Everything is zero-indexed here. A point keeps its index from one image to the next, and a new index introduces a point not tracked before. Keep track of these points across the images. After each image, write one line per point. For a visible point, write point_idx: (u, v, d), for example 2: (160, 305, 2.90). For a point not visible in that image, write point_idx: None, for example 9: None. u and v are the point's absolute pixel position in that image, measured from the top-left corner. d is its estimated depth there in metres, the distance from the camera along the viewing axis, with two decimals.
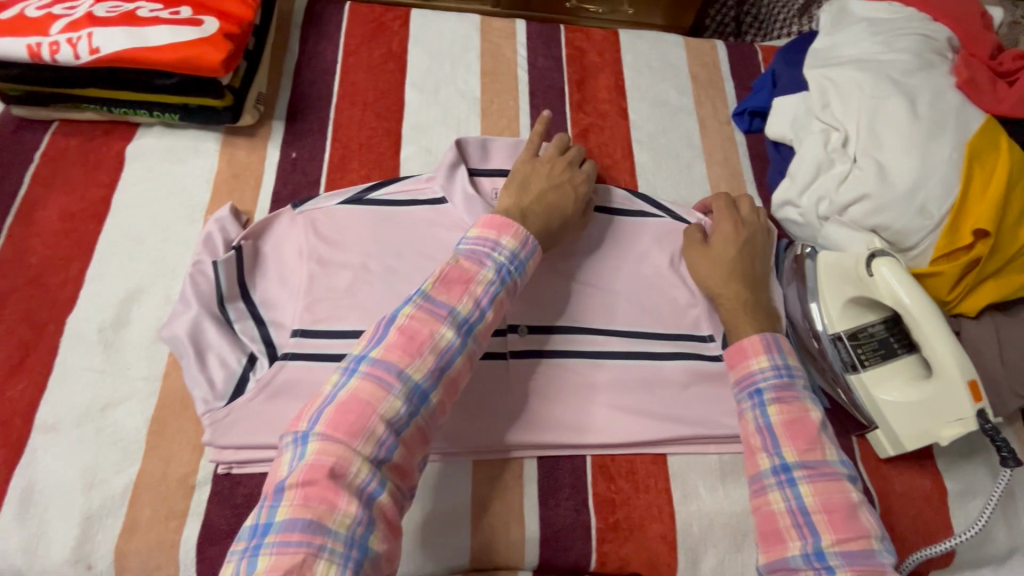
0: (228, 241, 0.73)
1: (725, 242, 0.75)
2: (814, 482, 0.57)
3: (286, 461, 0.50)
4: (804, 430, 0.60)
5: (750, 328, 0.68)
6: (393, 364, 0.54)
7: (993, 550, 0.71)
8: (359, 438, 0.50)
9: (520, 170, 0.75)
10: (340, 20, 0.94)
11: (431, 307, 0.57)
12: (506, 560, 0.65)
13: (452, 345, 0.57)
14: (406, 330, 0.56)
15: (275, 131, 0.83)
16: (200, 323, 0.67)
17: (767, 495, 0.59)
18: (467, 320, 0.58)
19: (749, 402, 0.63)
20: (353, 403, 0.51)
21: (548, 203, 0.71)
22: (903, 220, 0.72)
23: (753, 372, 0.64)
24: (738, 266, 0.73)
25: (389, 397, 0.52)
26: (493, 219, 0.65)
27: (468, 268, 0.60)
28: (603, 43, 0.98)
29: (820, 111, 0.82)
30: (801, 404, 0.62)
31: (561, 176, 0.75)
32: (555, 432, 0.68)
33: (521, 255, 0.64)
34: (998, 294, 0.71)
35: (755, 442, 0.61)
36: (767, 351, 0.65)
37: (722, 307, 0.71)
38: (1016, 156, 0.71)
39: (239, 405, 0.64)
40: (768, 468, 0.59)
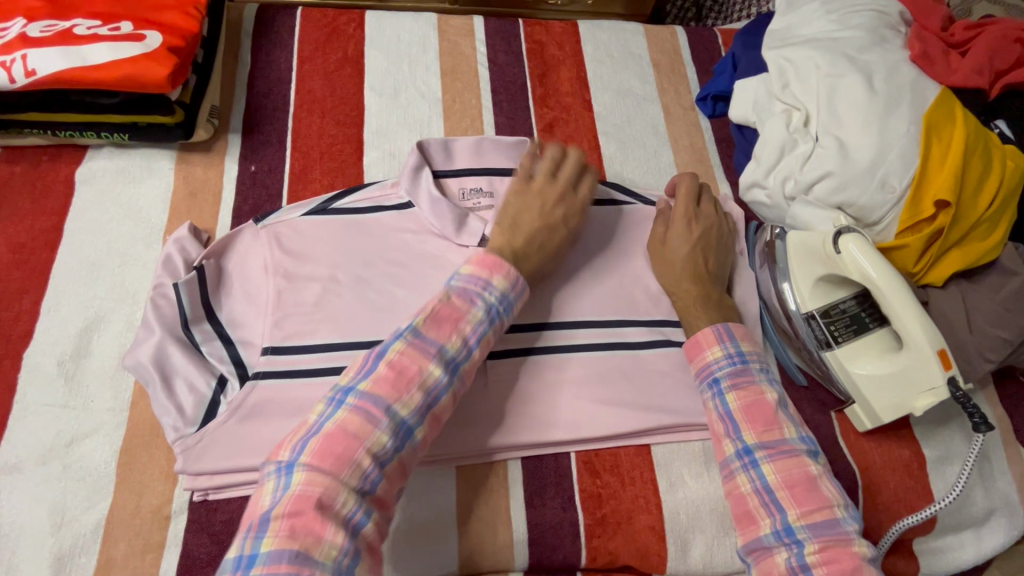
0: (189, 261, 0.71)
1: (681, 234, 0.75)
2: (775, 461, 0.59)
3: (269, 491, 0.49)
4: (760, 412, 0.61)
5: (704, 321, 0.69)
6: (380, 399, 0.53)
7: (973, 512, 0.72)
8: (345, 472, 0.49)
9: (511, 207, 0.72)
10: (293, 27, 0.92)
11: (421, 344, 0.56)
12: (496, 563, 0.64)
13: (440, 382, 0.56)
14: (396, 365, 0.55)
15: (232, 144, 0.81)
16: (164, 348, 0.65)
17: (735, 479, 0.60)
18: (455, 359, 0.58)
19: (709, 392, 0.64)
20: (340, 436, 0.50)
21: (539, 239, 0.70)
22: (866, 195, 0.73)
23: (709, 362, 0.66)
24: (692, 258, 0.73)
25: (376, 432, 0.52)
26: (484, 257, 0.64)
27: (459, 306, 0.60)
28: (562, 35, 0.97)
29: (780, 92, 0.82)
30: (756, 387, 0.63)
31: (552, 204, 0.73)
32: (539, 432, 0.67)
33: (511, 296, 0.64)
34: (963, 262, 0.72)
35: (718, 429, 0.62)
36: (720, 340, 0.66)
37: (681, 300, 0.72)
38: (972, 125, 0.72)
39: (211, 429, 0.63)
40: (733, 452, 0.61)
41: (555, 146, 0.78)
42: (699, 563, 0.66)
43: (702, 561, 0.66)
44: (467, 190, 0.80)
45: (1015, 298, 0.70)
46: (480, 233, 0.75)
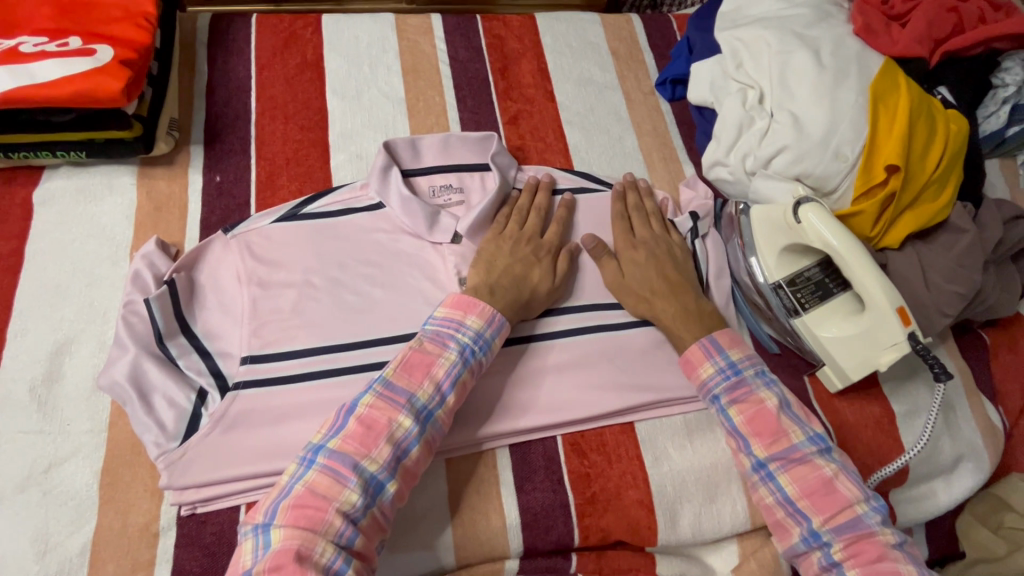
0: (159, 276, 0.70)
1: (632, 261, 0.75)
2: (790, 472, 0.62)
3: (248, 551, 0.52)
4: (764, 424, 0.64)
5: (687, 333, 0.70)
6: (348, 457, 0.55)
7: (942, 460, 0.76)
8: (320, 533, 0.51)
9: (486, 250, 0.73)
10: (248, 35, 0.91)
11: (390, 395, 0.58)
12: (491, 551, 0.65)
13: (410, 433, 0.58)
14: (365, 420, 0.57)
15: (194, 155, 0.80)
16: (140, 365, 0.64)
17: (757, 491, 0.64)
18: (426, 406, 0.59)
19: (712, 408, 0.67)
20: (310, 497, 0.53)
21: (515, 276, 0.71)
22: (822, 165, 0.76)
23: (705, 381, 0.67)
24: (655, 280, 0.73)
25: (346, 491, 0.53)
26: (459, 298, 0.66)
27: (430, 352, 0.61)
28: (520, 28, 0.98)
29: (735, 72, 0.84)
30: (754, 397, 0.65)
31: (526, 244, 0.74)
32: (525, 419, 0.68)
33: (486, 333, 0.65)
34: (917, 223, 0.75)
35: (732, 445, 0.66)
36: (710, 355, 0.68)
37: (661, 314, 0.72)
38: (915, 92, 0.76)
39: (194, 442, 0.62)
40: (750, 466, 0.64)
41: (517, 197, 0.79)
42: (689, 532, 0.68)
43: (691, 529, 0.68)
44: (436, 187, 0.81)
45: (966, 254, 0.74)
46: (453, 230, 0.76)
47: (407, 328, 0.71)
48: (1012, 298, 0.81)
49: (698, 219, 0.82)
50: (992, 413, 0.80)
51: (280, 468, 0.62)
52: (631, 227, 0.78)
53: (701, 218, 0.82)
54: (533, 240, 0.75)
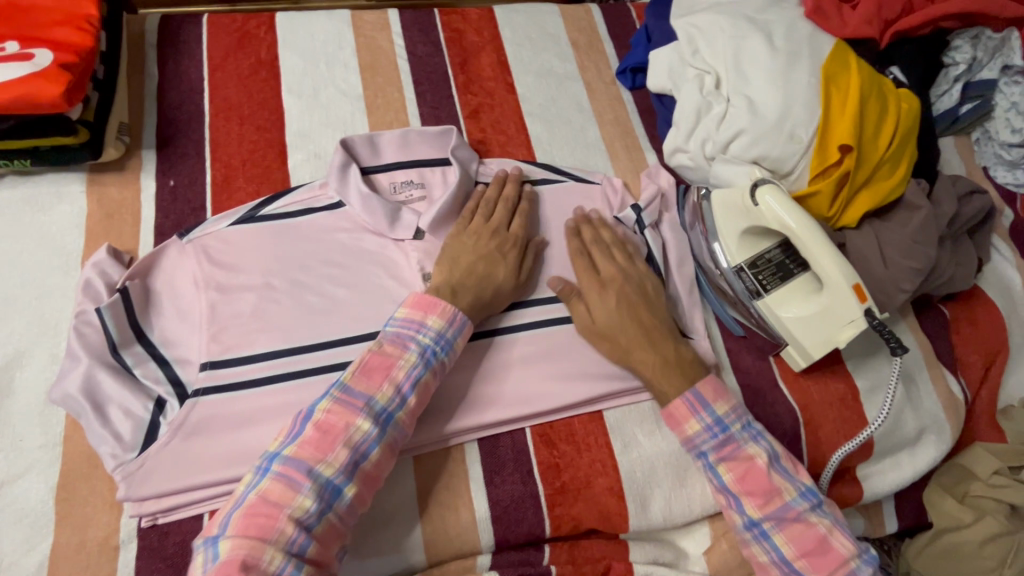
0: (111, 284, 0.68)
1: (599, 306, 0.70)
2: (785, 530, 0.62)
3: (198, 564, 0.51)
4: (755, 482, 0.64)
5: (674, 387, 0.67)
6: (304, 463, 0.54)
7: (905, 433, 0.78)
8: (270, 541, 0.50)
9: (451, 245, 0.72)
10: (200, 35, 0.89)
11: (348, 399, 0.58)
12: (462, 546, 0.65)
13: (369, 436, 0.57)
14: (323, 424, 0.56)
15: (146, 160, 0.78)
16: (94, 376, 0.63)
17: (750, 548, 0.64)
18: (386, 409, 0.59)
19: (700, 464, 0.66)
20: (262, 505, 0.52)
21: (478, 274, 0.69)
22: (778, 147, 0.76)
23: (691, 437, 0.66)
24: (629, 325, 0.69)
25: (299, 497, 0.53)
26: (420, 297, 0.65)
27: (389, 354, 0.61)
28: (479, 22, 0.97)
29: (691, 58, 0.85)
30: (743, 455, 0.65)
31: (491, 239, 0.73)
32: (493, 412, 0.68)
33: (448, 333, 0.64)
34: (872, 202, 0.76)
35: (722, 502, 0.66)
36: (696, 411, 0.66)
37: (640, 367, 0.68)
38: (865, 72, 0.77)
39: (153, 452, 0.61)
40: (742, 524, 0.64)
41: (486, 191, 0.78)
42: (660, 516, 0.68)
43: (662, 514, 0.68)
44: (397, 183, 0.80)
45: (922, 229, 0.75)
46: (415, 226, 0.76)
47: (371, 326, 0.70)
48: (967, 271, 0.82)
49: (642, 209, 0.81)
50: (953, 384, 0.82)
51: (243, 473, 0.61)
52: (596, 265, 0.74)
53: (647, 207, 0.82)
54: (500, 233, 0.74)
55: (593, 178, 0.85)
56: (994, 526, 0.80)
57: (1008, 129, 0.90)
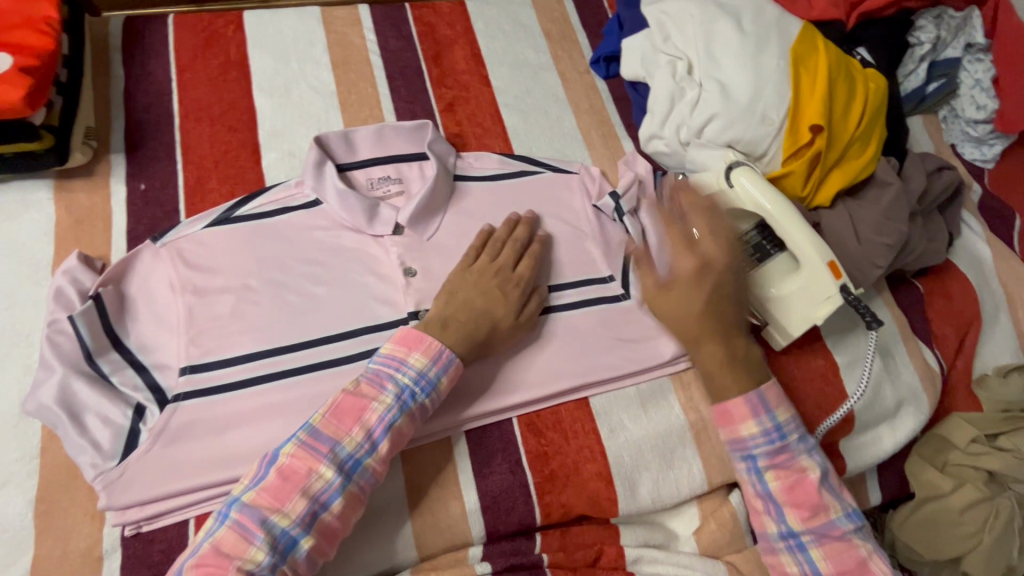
0: (84, 291, 0.67)
1: (687, 285, 0.66)
2: (824, 547, 0.62)
3: None
4: (803, 495, 0.63)
5: (732, 388, 0.65)
6: (258, 511, 0.54)
7: (883, 406, 0.79)
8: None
9: (452, 280, 0.70)
10: (166, 36, 0.87)
11: (313, 444, 0.57)
12: (454, 539, 0.65)
13: (330, 485, 0.56)
14: (284, 471, 0.55)
15: (115, 164, 0.77)
16: (69, 385, 0.61)
17: (778, 557, 0.64)
18: (353, 456, 0.58)
19: (745, 466, 0.65)
20: (213, 556, 0.52)
21: (476, 310, 0.67)
22: (750, 130, 0.77)
23: (743, 439, 0.64)
24: (706, 308, 0.66)
25: (251, 549, 0.52)
26: (406, 333, 0.63)
27: (364, 396, 0.59)
28: (451, 15, 0.97)
29: (663, 45, 0.85)
30: (795, 466, 0.64)
31: (494, 276, 0.70)
32: (508, 395, 0.69)
33: (430, 371, 0.62)
34: (845, 180, 0.78)
35: (759, 507, 0.65)
36: (755, 414, 0.64)
37: (704, 358, 0.66)
38: (832, 53, 0.78)
39: (134, 459, 0.60)
40: (776, 532, 0.64)
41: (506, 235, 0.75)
42: (649, 499, 0.69)
43: (650, 496, 0.69)
44: (374, 179, 0.80)
45: (893, 206, 0.76)
46: (394, 221, 0.75)
47: (354, 324, 0.70)
48: (939, 246, 0.84)
49: (620, 197, 0.82)
50: (928, 355, 0.84)
51: (228, 476, 0.60)
52: (692, 238, 0.69)
53: (624, 195, 0.82)
54: (504, 272, 0.71)
55: (570, 167, 0.85)
56: (973, 493, 0.82)
57: (972, 106, 0.92)
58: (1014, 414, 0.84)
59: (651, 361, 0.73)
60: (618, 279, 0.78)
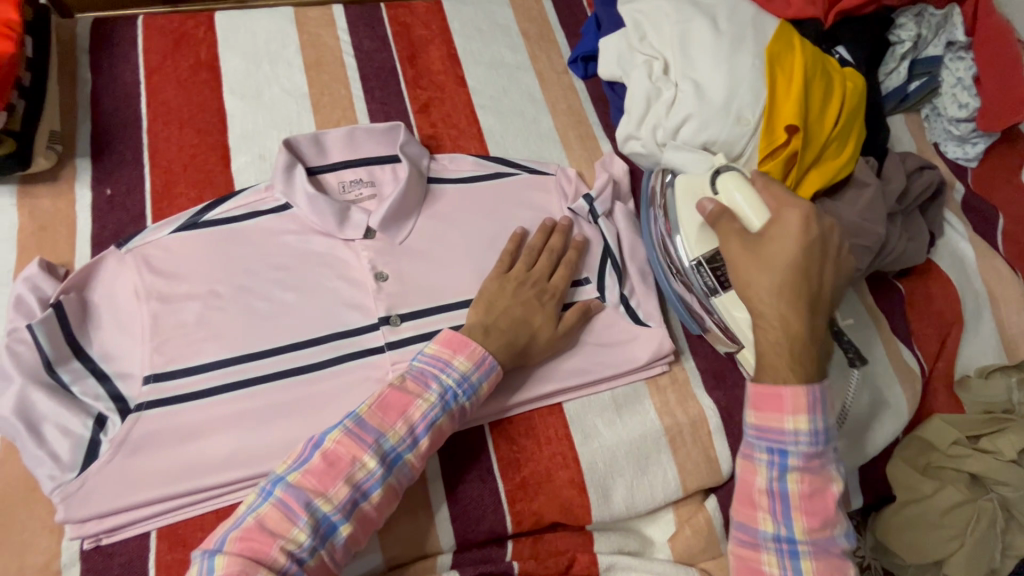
0: (45, 299, 0.66)
1: (793, 242, 0.59)
2: (817, 561, 0.59)
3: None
4: (819, 504, 0.59)
5: (786, 370, 0.59)
6: (303, 493, 0.54)
7: (861, 408, 0.79)
8: (262, 566, 0.50)
9: (489, 291, 0.70)
10: (134, 37, 0.86)
11: (359, 433, 0.57)
12: (422, 549, 0.63)
13: (372, 475, 0.56)
14: (330, 456, 0.56)
15: (81, 169, 0.75)
16: (27, 396, 0.60)
17: (759, 554, 0.60)
18: (395, 448, 0.58)
19: (772, 459, 0.60)
20: (257, 531, 0.52)
21: (515, 319, 0.68)
22: (725, 131, 0.77)
23: (785, 432, 0.59)
24: (789, 272, 0.59)
25: (295, 529, 0.53)
26: (450, 336, 0.64)
27: (410, 392, 0.60)
28: (426, 15, 0.96)
29: (639, 44, 0.84)
30: (823, 474, 0.60)
31: (531, 286, 0.71)
32: (555, 381, 0.70)
33: (473, 375, 0.63)
34: (823, 180, 0.76)
35: (761, 502, 0.60)
36: (812, 410, 0.59)
37: (768, 330, 0.60)
38: (809, 52, 0.77)
39: (94, 471, 0.58)
40: (772, 533, 0.60)
41: (544, 244, 0.75)
42: (623, 507, 0.68)
43: (625, 503, 0.68)
44: (346, 182, 0.79)
45: (870, 208, 0.76)
46: (365, 225, 0.74)
47: (323, 330, 0.69)
48: (919, 246, 0.83)
49: (594, 199, 0.81)
50: (908, 356, 0.83)
51: (191, 487, 0.59)
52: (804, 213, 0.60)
53: (598, 197, 0.81)
54: (541, 285, 0.71)
55: (547, 169, 0.84)
56: (955, 495, 0.82)
57: (954, 104, 0.91)
58: (997, 415, 0.84)
59: (625, 365, 0.72)
60: (593, 281, 0.76)
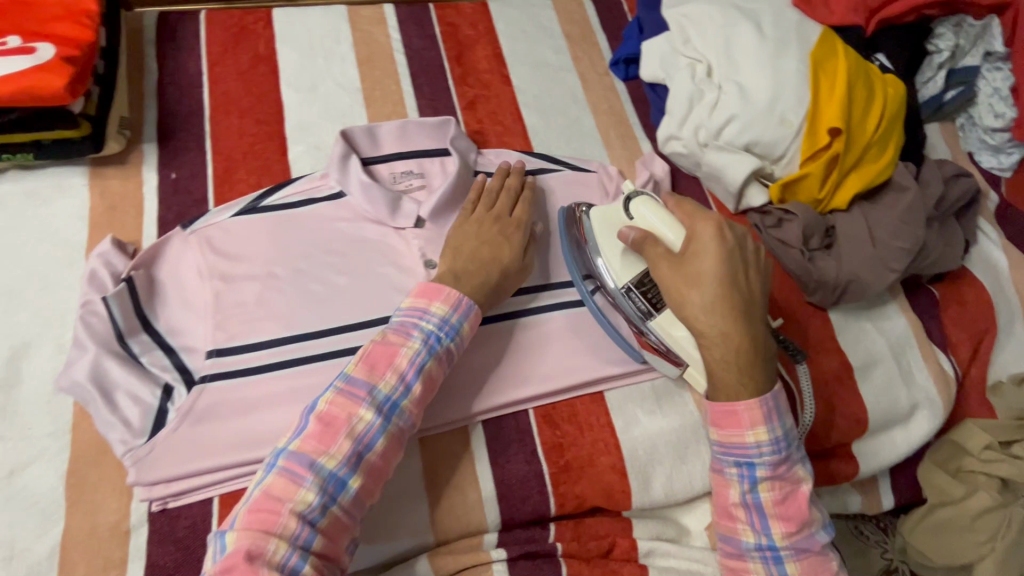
0: (117, 274, 0.69)
1: (710, 258, 0.62)
2: (802, 561, 0.60)
3: (209, 556, 0.50)
4: (793, 507, 0.61)
5: (735, 383, 0.61)
6: (306, 456, 0.53)
7: (897, 408, 0.80)
8: (273, 535, 0.50)
9: (455, 238, 0.72)
10: (197, 31, 0.89)
11: (350, 390, 0.57)
12: (468, 527, 0.65)
13: (372, 426, 0.56)
14: (325, 417, 0.55)
15: (148, 153, 0.79)
16: (101, 363, 0.63)
17: (747, 563, 0.62)
18: (389, 398, 0.58)
19: (739, 472, 0.61)
20: (266, 500, 0.51)
21: (483, 259, 0.70)
22: (769, 132, 0.79)
23: (748, 444, 0.60)
24: (720, 291, 0.61)
25: (302, 490, 0.52)
26: (424, 286, 0.65)
27: (392, 343, 0.60)
28: (474, 16, 0.99)
29: (683, 47, 0.87)
30: (791, 477, 0.62)
31: (494, 223, 0.73)
32: (595, 370, 0.72)
33: (453, 318, 0.64)
34: (862, 184, 0.79)
35: (739, 515, 0.62)
36: (768, 419, 0.60)
37: (711, 348, 0.62)
38: (851, 58, 0.79)
39: (162, 438, 0.61)
40: (754, 543, 0.61)
41: (500, 187, 0.77)
42: (662, 494, 0.70)
43: (664, 491, 0.70)
44: (397, 173, 0.81)
45: (910, 210, 0.77)
46: (415, 215, 0.77)
47: (376, 313, 0.71)
48: (955, 251, 0.84)
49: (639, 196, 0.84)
50: (943, 361, 0.84)
51: (251, 457, 0.62)
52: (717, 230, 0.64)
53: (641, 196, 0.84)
54: (503, 218, 0.74)
55: (587, 166, 0.87)
56: (986, 500, 0.82)
57: (990, 114, 0.92)
58: None
59: None
60: None
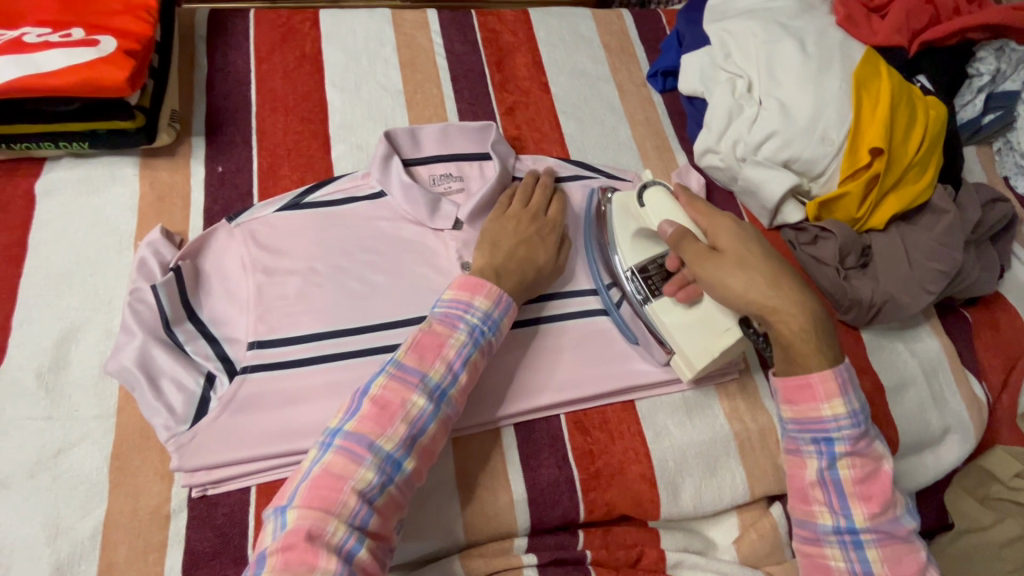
0: (165, 264, 0.71)
1: (740, 241, 0.64)
2: (883, 546, 0.58)
3: (269, 531, 0.51)
4: (875, 486, 0.59)
5: (815, 350, 0.59)
6: (364, 437, 0.54)
7: (929, 430, 0.79)
8: (332, 515, 0.51)
9: (491, 231, 0.73)
10: (246, 29, 0.92)
11: (403, 374, 0.58)
12: (498, 528, 0.66)
13: (425, 411, 0.57)
14: (380, 400, 0.56)
15: (196, 146, 0.81)
16: (148, 350, 0.65)
17: (824, 548, 0.60)
18: (440, 385, 0.59)
19: (818, 450, 0.59)
20: (326, 477, 0.52)
21: (520, 257, 0.71)
22: (809, 149, 0.79)
23: (825, 420, 0.59)
24: (769, 269, 0.62)
25: (361, 469, 0.53)
26: (467, 278, 0.66)
27: (440, 332, 0.61)
28: (514, 23, 1.00)
29: (724, 63, 0.88)
30: (872, 454, 0.59)
31: (529, 222, 0.74)
32: (627, 379, 0.72)
33: (494, 313, 0.65)
34: (900, 205, 0.78)
35: (817, 496, 0.60)
36: (845, 392, 0.59)
37: (782, 322, 0.60)
38: (896, 80, 0.79)
39: (204, 425, 0.62)
40: (832, 525, 0.59)
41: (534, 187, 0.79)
42: (690, 505, 0.70)
43: (692, 502, 0.70)
44: (436, 175, 0.82)
45: (948, 232, 0.76)
46: (454, 217, 0.78)
47: (413, 313, 0.72)
48: (990, 276, 0.84)
49: None
50: (976, 387, 0.83)
51: (287, 450, 0.63)
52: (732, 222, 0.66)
53: None
54: (538, 217, 0.75)
55: (623, 175, 0.87)
56: (1015, 529, 0.81)
57: None
58: None
59: None
60: None
